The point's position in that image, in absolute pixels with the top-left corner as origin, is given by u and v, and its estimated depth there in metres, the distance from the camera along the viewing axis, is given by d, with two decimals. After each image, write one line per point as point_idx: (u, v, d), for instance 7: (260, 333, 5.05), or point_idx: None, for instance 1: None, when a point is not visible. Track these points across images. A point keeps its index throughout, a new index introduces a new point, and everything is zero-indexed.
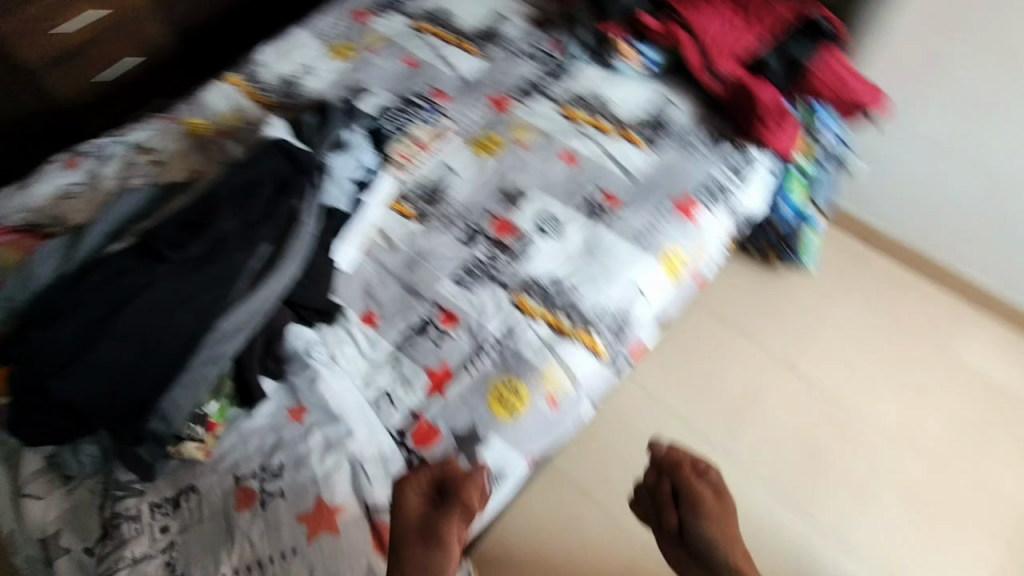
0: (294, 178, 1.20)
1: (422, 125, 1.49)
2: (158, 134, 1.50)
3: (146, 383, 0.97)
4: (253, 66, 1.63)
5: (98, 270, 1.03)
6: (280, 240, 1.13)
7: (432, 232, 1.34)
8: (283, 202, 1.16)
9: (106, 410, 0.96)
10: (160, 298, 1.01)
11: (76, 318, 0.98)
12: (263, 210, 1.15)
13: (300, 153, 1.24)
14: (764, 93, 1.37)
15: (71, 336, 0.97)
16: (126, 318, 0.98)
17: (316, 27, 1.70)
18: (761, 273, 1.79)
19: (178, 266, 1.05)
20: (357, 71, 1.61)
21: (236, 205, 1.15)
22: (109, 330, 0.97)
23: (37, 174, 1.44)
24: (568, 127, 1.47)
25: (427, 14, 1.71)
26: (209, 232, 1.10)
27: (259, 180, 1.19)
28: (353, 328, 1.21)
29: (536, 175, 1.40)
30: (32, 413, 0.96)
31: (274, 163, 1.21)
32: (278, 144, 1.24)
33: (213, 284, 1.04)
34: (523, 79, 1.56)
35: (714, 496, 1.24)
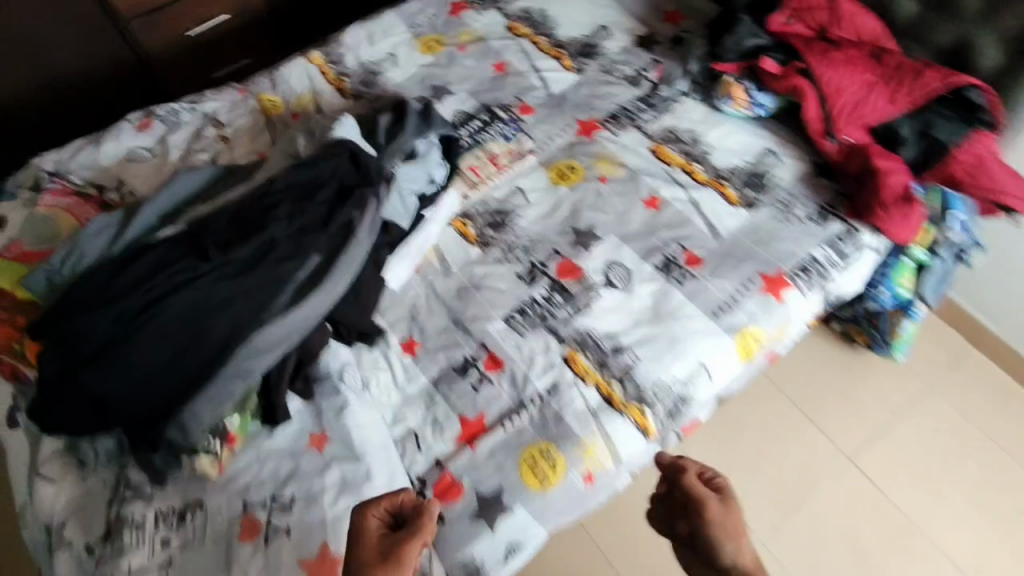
0: (356, 186, 1.13)
1: (500, 139, 1.38)
2: (232, 106, 1.45)
3: (174, 389, 0.94)
4: (337, 46, 1.56)
5: (144, 262, 1.00)
6: (331, 253, 1.07)
7: (490, 262, 1.24)
8: (341, 212, 1.09)
9: (128, 410, 0.92)
10: (201, 302, 0.97)
11: (115, 311, 0.95)
12: (320, 218, 1.09)
13: (366, 158, 1.16)
14: (893, 174, 1.17)
15: (108, 328, 0.94)
16: (166, 319, 0.95)
17: (408, 13, 1.61)
18: (844, 350, 1.61)
19: (226, 269, 1.00)
20: (443, 68, 1.51)
21: (293, 208, 1.08)
22: (146, 330, 0.94)
23: (109, 129, 1.40)
24: (658, 167, 1.33)
25: (525, 15, 1.59)
26: (260, 236, 1.04)
27: (321, 182, 1.12)
28: (392, 355, 1.14)
29: (614, 216, 1.28)
30: (53, 402, 0.92)
31: (338, 166, 1.14)
32: (346, 145, 1.16)
33: (257, 295, 0.99)
34: (617, 104, 1.43)
35: (719, 502, 0.95)
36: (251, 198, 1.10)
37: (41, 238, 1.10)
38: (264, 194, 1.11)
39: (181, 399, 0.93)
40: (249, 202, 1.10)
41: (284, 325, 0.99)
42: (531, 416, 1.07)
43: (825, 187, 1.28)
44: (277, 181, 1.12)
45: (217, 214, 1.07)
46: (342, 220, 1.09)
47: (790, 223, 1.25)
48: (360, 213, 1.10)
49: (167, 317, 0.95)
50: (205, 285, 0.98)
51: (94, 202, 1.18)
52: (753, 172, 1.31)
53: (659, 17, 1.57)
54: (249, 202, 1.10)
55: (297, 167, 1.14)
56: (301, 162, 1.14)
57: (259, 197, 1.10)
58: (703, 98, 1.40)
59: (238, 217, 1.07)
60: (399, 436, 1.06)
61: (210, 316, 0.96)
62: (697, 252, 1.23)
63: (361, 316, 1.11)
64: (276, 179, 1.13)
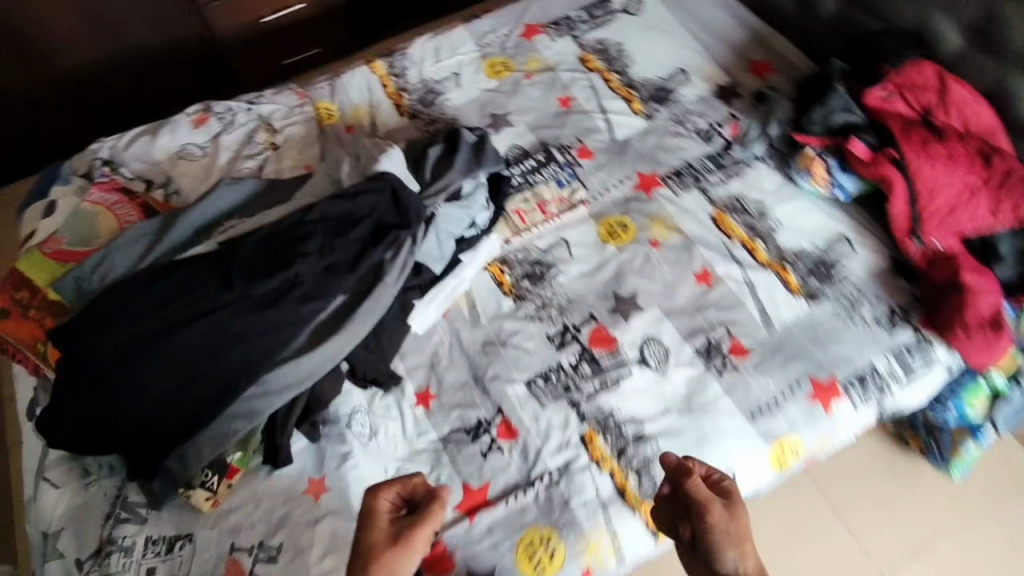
0: (393, 225, 1.08)
1: (552, 182, 1.31)
2: (288, 111, 1.42)
3: (178, 422, 0.92)
4: (403, 58, 1.51)
5: (167, 284, 0.99)
6: (357, 296, 1.04)
7: (522, 317, 1.18)
8: (372, 252, 1.05)
9: (130, 437, 0.92)
10: (218, 334, 0.95)
11: (136, 333, 0.95)
12: (349, 256, 1.05)
13: (408, 196, 1.10)
14: (981, 295, 1.06)
15: (124, 350, 0.94)
16: (181, 348, 0.94)
17: (480, 31, 1.55)
18: (905, 456, 1.43)
19: (247, 302, 0.98)
20: (506, 95, 1.44)
21: (323, 242, 1.04)
22: (160, 357, 0.93)
23: (167, 121, 1.40)
24: (716, 238, 1.23)
25: (601, 48, 1.50)
26: (285, 270, 1.01)
27: (357, 217, 1.08)
28: (404, 404, 1.10)
29: (660, 286, 1.20)
30: (60, 418, 0.93)
31: (377, 201, 1.09)
32: (388, 178, 1.11)
33: (274, 334, 0.97)
34: (683, 160, 1.33)
35: (725, 507, 0.85)
36: (283, 223, 1.06)
37: (79, 236, 1.11)
38: (296, 222, 1.07)
39: (186, 433, 0.93)
40: (279, 227, 1.06)
41: (298, 369, 0.97)
42: (537, 495, 1.02)
43: (902, 288, 1.15)
44: (313, 209, 1.08)
45: (249, 238, 1.04)
46: (373, 262, 1.05)
47: (854, 324, 1.13)
48: (393, 257, 1.06)
49: (182, 346, 0.94)
50: (223, 317, 0.96)
51: (136, 203, 1.18)
52: (822, 260, 1.19)
53: (744, 68, 1.45)
54: (280, 228, 1.06)
55: (336, 196, 1.10)
56: (341, 191, 1.10)
57: (291, 225, 1.07)
58: (778, 168, 1.30)
59: (267, 244, 1.04)
60: None
61: (224, 351, 0.95)
62: (744, 341, 1.13)
63: (379, 360, 1.08)
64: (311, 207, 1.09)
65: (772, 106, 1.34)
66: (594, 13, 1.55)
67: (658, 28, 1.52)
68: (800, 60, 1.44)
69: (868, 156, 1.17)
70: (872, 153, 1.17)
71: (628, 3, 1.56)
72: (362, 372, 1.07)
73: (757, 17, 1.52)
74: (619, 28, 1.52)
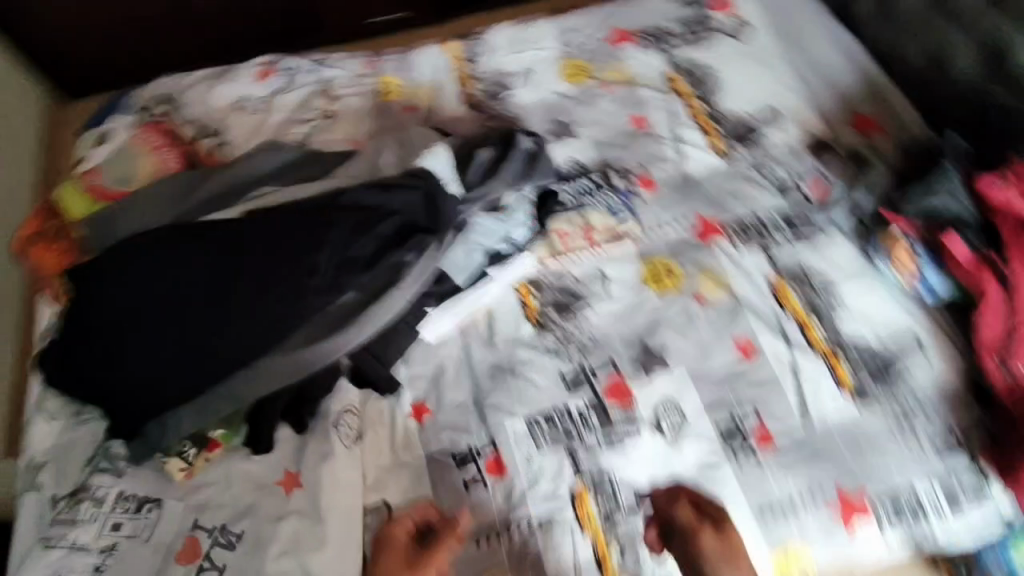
0: (421, 227, 1.03)
1: (604, 209, 1.21)
2: (352, 79, 1.38)
3: (165, 390, 0.91)
4: (479, 43, 1.43)
5: (183, 246, 0.96)
6: (369, 296, 0.99)
7: (539, 348, 1.11)
8: (394, 254, 1.00)
9: (120, 396, 0.91)
10: (223, 310, 0.93)
11: (143, 291, 0.94)
12: (369, 252, 1.00)
13: (444, 199, 1.04)
14: None
15: (130, 306, 0.93)
16: (184, 317, 0.92)
17: (566, 28, 1.44)
18: None
19: (256, 281, 0.95)
20: (577, 104, 1.35)
21: (346, 231, 0.99)
22: (164, 322, 0.92)
23: (231, 69, 1.38)
24: (768, 307, 1.11)
25: (691, 70, 1.37)
26: (300, 254, 0.96)
27: (386, 212, 1.02)
28: (398, 413, 1.05)
29: (694, 346, 1.10)
30: (62, 360, 0.94)
31: (411, 200, 1.03)
32: (428, 177, 1.05)
33: (277, 320, 0.93)
34: (752, 211, 1.21)
35: (716, 534, 0.87)
36: (311, 204, 1.02)
37: (117, 175, 1.10)
38: (325, 205, 1.02)
39: (172, 402, 0.91)
40: (306, 207, 1.01)
41: (295, 361, 0.94)
42: (511, 542, 0.97)
43: (971, 411, 1.01)
44: (344, 195, 1.04)
45: (274, 213, 1.01)
46: (393, 263, 1.00)
47: (904, 441, 1.00)
48: (414, 262, 1.01)
49: (185, 315, 0.93)
50: (231, 293, 0.94)
51: (179, 150, 1.16)
52: (883, 358, 1.06)
53: (846, 121, 1.30)
54: (306, 208, 1.01)
55: (370, 185, 1.05)
56: (377, 182, 1.05)
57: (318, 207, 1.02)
58: (857, 243, 1.15)
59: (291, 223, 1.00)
60: (370, 505, 0.98)
61: (225, 329, 0.92)
62: (773, 429, 1.02)
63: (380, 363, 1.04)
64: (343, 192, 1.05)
65: (863, 174, 1.21)
66: (692, 29, 1.42)
67: (759, 58, 1.38)
68: (912, 123, 1.28)
69: (969, 258, 1.04)
70: (975, 256, 1.04)
71: (732, 24, 1.42)
72: (362, 371, 1.04)
73: (874, 65, 1.36)
74: (716, 51, 1.39)
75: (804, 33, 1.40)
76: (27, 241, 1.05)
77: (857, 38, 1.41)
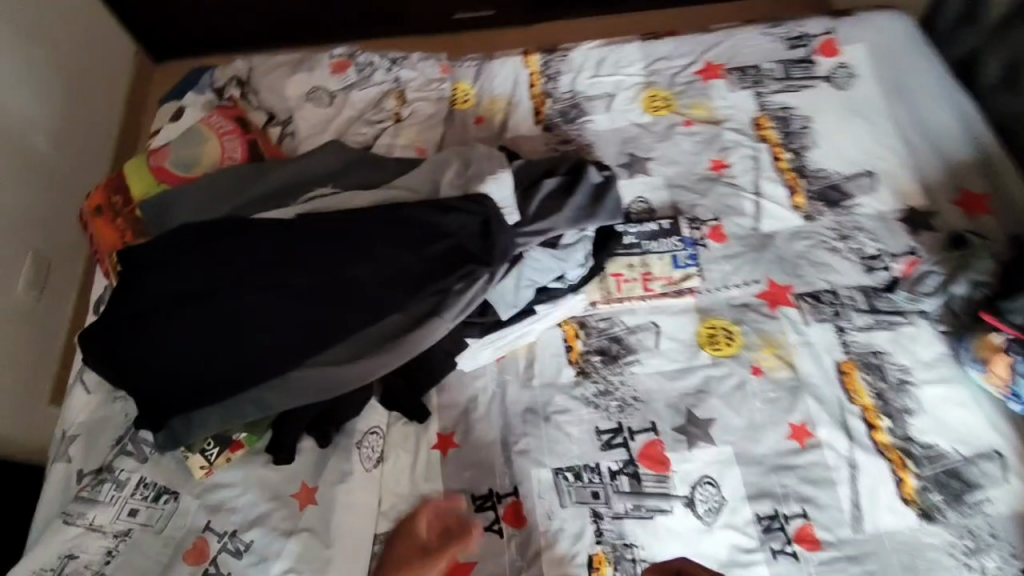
0: (472, 256, 0.98)
1: (667, 256, 1.14)
2: (426, 82, 1.34)
3: (197, 387, 0.91)
4: (561, 58, 1.36)
5: (234, 244, 0.95)
6: (409, 320, 0.96)
7: (577, 396, 1.06)
8: (440, 280, 0.96)
9: (152, 385, 0.91)
10: (263, 316, 0.92)
11: (191, 285, 0.94)
12: (416, 276, 0.96)
13: (499, 230, 1.00)
14: None
15: (176, 297, 0.94)
16: (224, 317, 0.92)
17: (655, 55, 1.36)
18: None
19: (299, 291, 0.94)
20: (655, 138, 1.27)
21: (396, 252, 0.97)
22: (204, 319, 0.92)
23: (309, 57, 1.36)
24: (832, 393, 1.03)
25: (783, 116, 1.27)
26: (348, 269, 0.95)
27: (437, 236, 0.98)
28: (423, 442, 1.02)
29: (743, 423, 1.02)
30: (100, 339, 0.94)
31: (465, 226, 0.99)
32: (486, 205, 1.00)
33: (314, 333, 0.92)
34: (828, 284, 1.11)
35: None
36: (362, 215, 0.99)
37: (183, 159, 1.10)
38: (377, 218, 0.99)
39: (200, 400, 0.91)
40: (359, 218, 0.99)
41: (325, 379, 0.92)
42: None
43: None
44: (398, 210, 0.99)
45: (327, 220, 0.98)
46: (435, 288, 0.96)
47: (967, 569, 0.91)
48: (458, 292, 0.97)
49: (226, 315, 0.92)
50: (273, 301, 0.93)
51: (246, 138, 1.15)
52: (955, 473, 0.96)
53: (950, 197, 1.18)
54: (358, 219, 0.98)
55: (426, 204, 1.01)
56: (433, 202, 1.01)
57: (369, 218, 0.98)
58: (946, 338, 1.06)
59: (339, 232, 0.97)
60: (381, 534, 0.95)
61: (263, 335, 0.92)
62: (817, 529, 0.94)
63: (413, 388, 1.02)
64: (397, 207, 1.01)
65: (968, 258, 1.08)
66: (792, 72, 1.31)
67: (861, 114, 1.26)
68: None
69: None
70: None
71: (836, 72, 1.30)
72: (394, 394, 1.01)
73: (992, 138, 1.23)
74: (814, 99, 1.28)
75: (916, 92, 1.28)
76: (92, 212, 1.07)
77: (975, 104, 1.28)
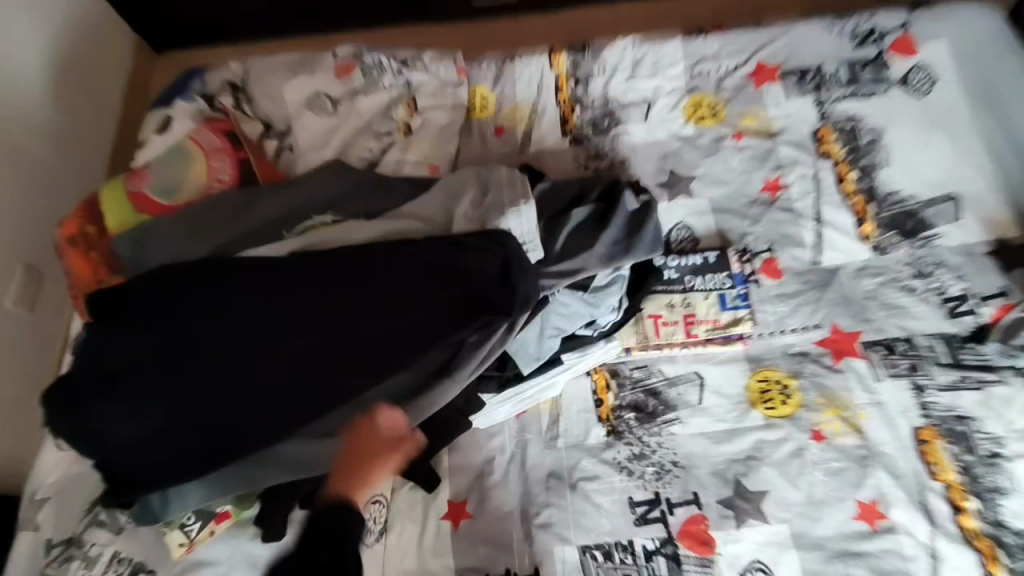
0: (490, 302, 0.84)
1: (714, 296, 0.99)
2: (440, 86, 1.19)
3: (175, 459, 0.79)
4: (594, 57, 1.19)
5: (219, 290, 0.84)
6: (418, 380, 0.83)
7: (608, 461, 0.92)
8: (454, 333, 0.83)
9: (122, 455, 0.79)
10: (252, 376, 0.80)
11: (170, 338, 0.82)
12: (426, 328, 0.83)
13: (522, 271, 0.85)
14: None
15: (152, 353, 0.81)
16: (207, 378, 0.80)
17: (702, 53, 1.19)
18: None
19: (292, 344, 0.81)
20: (700, 154, 1.11)
21: (404, 301, 0.84)
22: (184, 380, 0.80)
23: (311, 58, 1.22)
24: (909, 466, 0.88)
25: (849, 127, 1.09)
26: (350, 323, 0.82)
27: (452, 281, 0.85)
28: (432, 511, 0.90)
29: (802, 498, 0.88)
30: (56, 399, 0.80)
31: (483, 267, 0.85)
32: (506, 241, 0.86)
33: (310, 398, 0.80)
34: (903, 331, 0.96)
35: None
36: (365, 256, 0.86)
37: (165, 182, 0.97)
38: (382, 260, 0.86)
39: (177, 474, 0.78)
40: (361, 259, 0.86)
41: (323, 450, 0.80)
42: None
43: None
44: (407, 251, 0.86)
45: (324, 263, 0.85)
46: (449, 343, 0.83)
47: None
48: (474, 346, 0.83)
49: (210, 375, 0.80)
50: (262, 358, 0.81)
51: (236, 158, 1.02)
52: None
53: None
54: (360, 262, 0.85)
55: (439, 240, 0.87)
56: (447, 238, 0.87)
57: (374, 261, 0.85)
58: None
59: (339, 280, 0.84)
60: None
61: (252, 398, 0.80)
62: None
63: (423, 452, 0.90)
64: (406, 244, 0.87)
65: None
66: (860, 75, 1.13)
67: (941, 126, 1.08)
68: None
69: None
70: None
71: (912, 75, 1.12)
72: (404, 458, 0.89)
73: None
74: (886, 107, 1.10)
75: (1007, 100, 1.10)
76: (64, 242, 0.94)
77: None
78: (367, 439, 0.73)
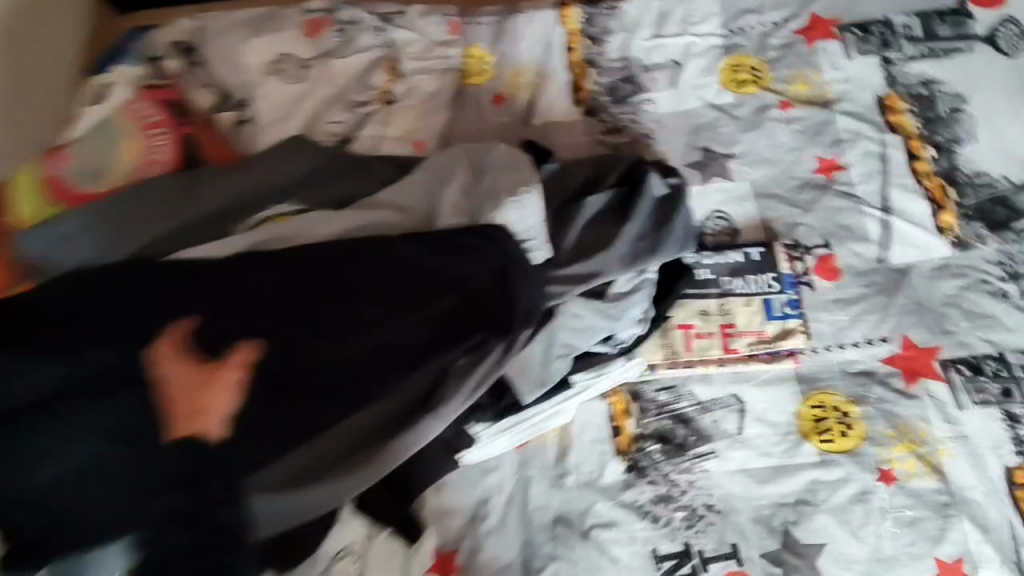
0: (484, 316, 0.67)
1: (757, 303, 0.81)
2: (428, 47, 1.00)
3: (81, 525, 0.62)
4: (611, 12, 1.00)
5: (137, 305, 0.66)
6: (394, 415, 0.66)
7: (626, 504, 0.76)
8: (438, 356, 0.66)
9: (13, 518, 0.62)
10: (175, 415, 0.63)
11: (70, 366, 0.64)
12: (403, 350, 0.66)
13: (523, 277, 0.69)
14: None
15: (49, 386, 0.64)
16: (120, 418, 0.63)
17: (741, 5, 0.99)
18: None
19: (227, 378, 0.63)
20: (739, 126, 0.92)
21: (375, 316, 0.66)
22: (93, 419, 0.63)
23: (277, 15, 1.04)
24: (1000, 516, 0.71)
25: (924, 95, 0.91)
26: (310, 347, 0.65)
27: (436, 289, 0.68)
28: (412, 568, 0.73)
29: (867, 554, 0.71)
30: None
31: (475, 272, 0.68)
32: (504, 241, 0.69)
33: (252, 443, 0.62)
34: (990, 346, 0.78)
35: None
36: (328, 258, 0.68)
37: (88, 166, 0.81)
38: (348, 264, 0.68)
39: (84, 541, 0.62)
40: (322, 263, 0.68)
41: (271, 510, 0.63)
42: None
43: None
44: (381, 252, 0.69)
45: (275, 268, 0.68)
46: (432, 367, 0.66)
47: None
48: (465, 371, 0.67)
49: (123, 413, 0.63)
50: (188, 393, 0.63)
51: (179, 137, 0.85)
52: None
53: None
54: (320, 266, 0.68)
55: (420, 239, 0.70)
56: (430, 236, 0.70)
57: (338, 265, 0.68)
58: None
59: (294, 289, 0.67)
60: None
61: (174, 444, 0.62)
62: None
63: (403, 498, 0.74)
64: (378, 243, 0.69)
65: None
66: (936, 31, 0.94)
67: None
68: None
69: None
70: None
71: (1000, 31, 0.93)
72: (378, 507, 0.73)
73: None
74: (969, 71, 0.92)
75: None
76: None
77: None
78: (183, 371, 0.63)
